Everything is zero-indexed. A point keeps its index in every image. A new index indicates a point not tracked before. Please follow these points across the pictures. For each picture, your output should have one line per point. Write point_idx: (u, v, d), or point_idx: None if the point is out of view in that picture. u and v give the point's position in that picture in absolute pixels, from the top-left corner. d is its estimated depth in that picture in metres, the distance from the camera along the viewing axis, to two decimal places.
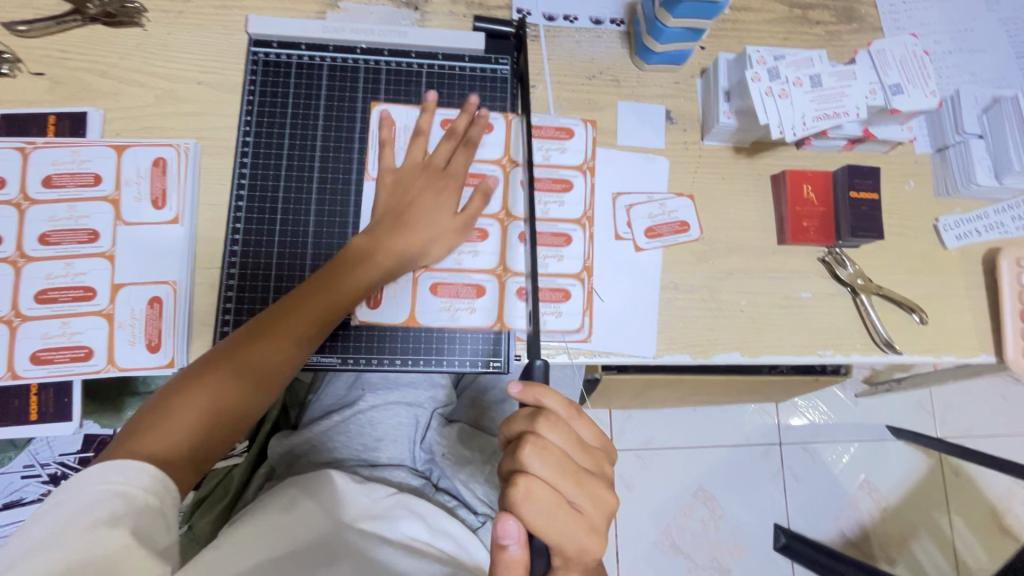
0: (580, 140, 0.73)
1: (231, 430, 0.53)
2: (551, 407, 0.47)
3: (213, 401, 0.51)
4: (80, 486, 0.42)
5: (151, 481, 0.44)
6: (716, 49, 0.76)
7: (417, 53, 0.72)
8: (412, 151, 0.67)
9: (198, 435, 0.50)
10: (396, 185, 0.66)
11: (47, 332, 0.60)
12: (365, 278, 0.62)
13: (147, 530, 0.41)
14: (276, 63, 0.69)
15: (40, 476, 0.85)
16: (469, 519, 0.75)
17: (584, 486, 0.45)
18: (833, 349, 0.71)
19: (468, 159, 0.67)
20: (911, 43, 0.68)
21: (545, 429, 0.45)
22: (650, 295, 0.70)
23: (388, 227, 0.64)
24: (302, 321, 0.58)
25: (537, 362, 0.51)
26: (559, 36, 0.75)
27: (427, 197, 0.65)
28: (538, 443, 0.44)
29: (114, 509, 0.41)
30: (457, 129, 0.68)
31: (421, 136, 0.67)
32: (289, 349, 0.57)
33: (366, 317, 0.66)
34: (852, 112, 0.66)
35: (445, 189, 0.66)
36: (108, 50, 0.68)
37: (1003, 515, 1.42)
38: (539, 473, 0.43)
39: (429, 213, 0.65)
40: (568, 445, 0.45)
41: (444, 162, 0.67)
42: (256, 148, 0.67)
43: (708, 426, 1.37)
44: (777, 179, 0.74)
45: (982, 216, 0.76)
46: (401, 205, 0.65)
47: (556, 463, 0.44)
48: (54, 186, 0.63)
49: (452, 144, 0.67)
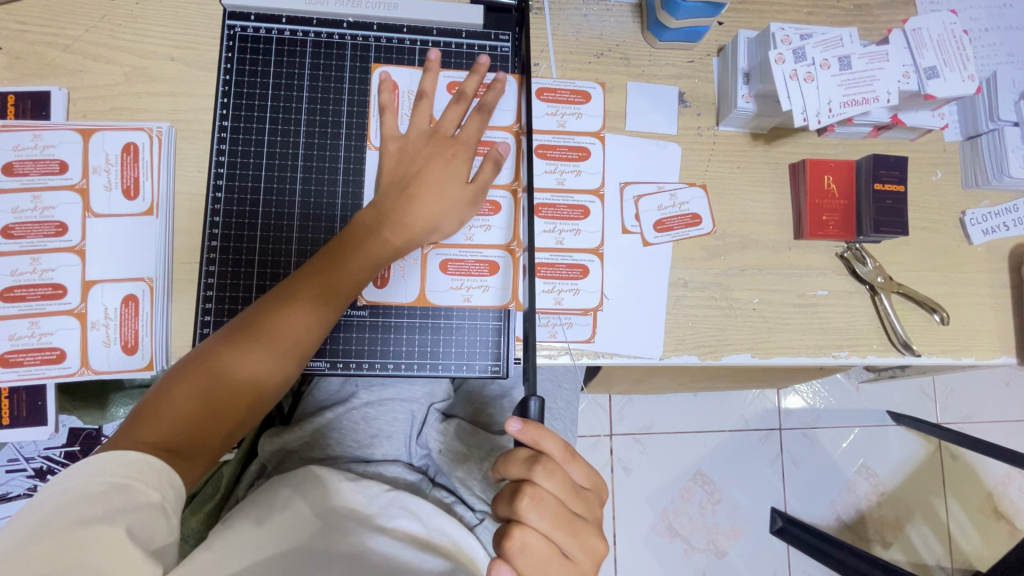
0: (596, 104, 0.68)
1: (239, 412, 0.51)
2: (550, 451, 0.46)
3: (217, 385, 0.50)
4: (78, 475, 0.41)
5: (156, 476, 0.43)
6: (735, 25, 0.70)
7: (409, 28, 0.65)
8: (419, 117, 0.62)
9: (196, 427, 0.48)
10: (400, 153, 0.60)
11: (16, 333, 0.57)
12: (371, 260, 0.57)
13: (144, 529, 0.40)
14: (255, 39, 0.63)
15: (26, 470, 0.86)
16: (467, 516, 0.71)
17: (578, 537, 0.45)
18: (847, 350, 0.68)
19: (481, 125, 0.61)
20: (950, 21, 0.62)
21: (541, 478, 0.44)
22: (659, 292, 0.66)
23: (394, 199, 0.58)
24: (302, 306, 0.53)
25: (531, 398, 0.46)
26: (565, 9, 0.69)
27: (435, 166, 0.59)
28: (534, 495, 0.44)
29: (112, 503, 0.40)
30: (467, 92, 0.62)
31: (425, 99, 0.62)
32: (298, 329, 0.53)
33: (373, 296, 0.63)
34: (883, 97, 0.61)
35: (456, 156, 0.60)
36: (69, 21, 0.62)
37: (1000, 501, 1.42)
38: (535, 525, 0.43)
39: (438, 184, 0.59)
40: (563, 493, 0.45)
41: (453, 128, 0.61)
42: (235, 132, 0.62)
43: (709, 413, 1.35)
44: (796, 169, 0.69)
45: (1011, 209, 0.71)
46: (408, 174, 0.59)
47: (551, 515, 0.44)
48: (17, 174, 0.58)
49: (462, 108, 0.62)
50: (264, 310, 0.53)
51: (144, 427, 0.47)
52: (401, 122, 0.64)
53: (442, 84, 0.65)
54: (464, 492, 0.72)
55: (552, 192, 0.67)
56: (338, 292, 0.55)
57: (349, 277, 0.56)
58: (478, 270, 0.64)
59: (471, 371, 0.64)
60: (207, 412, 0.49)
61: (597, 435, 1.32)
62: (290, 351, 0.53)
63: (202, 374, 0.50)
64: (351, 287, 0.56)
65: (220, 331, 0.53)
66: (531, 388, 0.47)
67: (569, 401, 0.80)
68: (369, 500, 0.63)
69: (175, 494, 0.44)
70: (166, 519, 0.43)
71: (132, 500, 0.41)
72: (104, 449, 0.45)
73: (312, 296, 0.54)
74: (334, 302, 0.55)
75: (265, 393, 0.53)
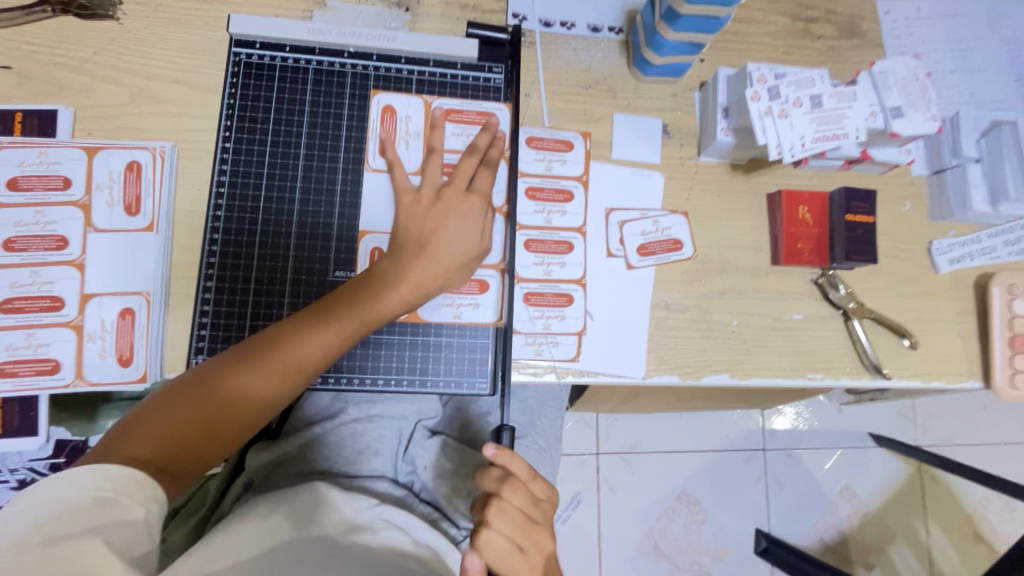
0: (579, 152, 0.71)
1: (228, 438, 0.53)
2: (513, 468, 0.53)
3: (212, 410, 0.52)
4: (60, 487, 0.42)
5: (139, 488, 0.45)
6: (716, 62, 0.74)
7: (407, 59, 0.69)
8: (435, 170, 0.63)
9: (189, 447, 0.51)
10: (418, 208, 0.61)
11: (12, 344, 0.58)
12: (380, 314, 0.58)
13: (126, 543, 0.42)
14: (259, 65, 0.66)
15: (9, 481, 0.86)
16: (452, 532, 0.72)
17: (536, 540, 0.51)
18: (822, 372, 0.71)
19: (490, 179, 0.64)
20: (913, 65, 0.67)
21: (505, 490, 0.51)
22: (642, 314, 0.69)
23: (407, 253, 0.59)
24: (309, 346, 0.55)
25: (504, 429, 0.56)
26: (556, 44, 0.72)
27: (451, 221, 0.61)
28: (500, 505, 0.51)
29: (97, 516, 0.41)
30: (480, 146, 0.65)
31: (434, 154, 0.65)
32: (299, 369, 0.55)
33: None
34: (851, 134, 0.64)
35: (470, 213, 0.62)
36: (80, 44, 0.64)
37: (978, 523, 1.45)
38: (497, 529, 0.50)
39: (452, 239, 0.61)
40: (525, 505, 0.52)
41: (466, 181, 0.63)
42: (237, 154, 0.64)
43: (694, 432, 1.37)
44: (773, 199, 0.73)
45: (976, 240, 0.75)
46: (423, 229, 0.60)
47: (515, 518, 0.51)
48: (21, 189, 0.60)
49: (475, 162, 0.64)
50: (270, 343, 0.54)
51: (136, 443, 0.48)
52: (398, 146, 0.67)
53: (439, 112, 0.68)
54: (449, 509, 0.73)
55: (540, 229, 0.69)
56: (342, 339, 0.56)
57: (356, 326, 0.57)
58: (468, 289, 0.67)
59: (459, 388, 0.66)
60: (201, 436, 0.51)
61: (584, 454, 1.33)
62: (285, 388, 0.54)
63: (202, 398, 0.52)
64: (354, 334, 0.57)
65: (224, 353, 0.55)
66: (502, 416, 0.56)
67: (555, 418, 0.82)
68: (355, 512, 0.64)
69: (157, 509, 0.46)
70: (148, 534, 0.44)
71: (116, 515, 0.42)
72: (92, 463, 0.46)
73: (318, 342, 0.55)
74: (339, 348, 0.56)
75: (257, 420, 0.55)
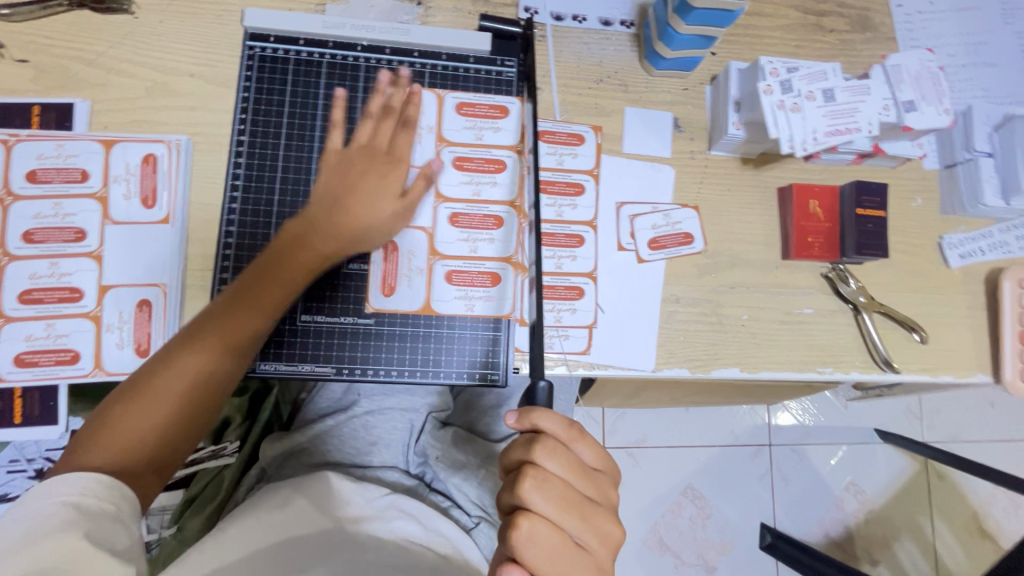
0: (590, 146, 0.71)
1: (180, 432, 0.54)
2: (551, 429, 0.46)
3: (153, 406, 0.52)
4: (35, 500, 0.43)
5: (104, 488, 0.46)
6: (727, 56, 0.74)
7: (420, 53, 0.69)
8: (358, 134, 0.64)
9: (141, 442, 0.51)
10: (337, 167, 0.62)
11: (32, 334, 0.59)
12: (300, 271, 0.59)
13: (104, 535, 0.43)
14: (273, 58, 0.66)
15: (27, 471, 0.87)
16: (463, 519, 0.72)
17: (585, 520, 0.45)
18: (831, 366, 0.71)
19: (410, 140, 0.65)
20: (927, 58, 0.66)
21: (544, 457, 0.45)
22: (652, 307, 0.69)
23: (324, 212, 0.61)
24: (232, 320, 0.56)
25: (541, 382, 0.49)
26: (567, 37, 0.72)
27: (368, 180, 0.62)
28: (537, 476, 0.44)
29: (68, 517, 0.43)
30: (394, 106, 0.65)
31: (370, 120, 0.65)
32: (233, 347, 0.56)
33: (380, 304, 0.65)
34: (864, 128, 0.64)
35: (391, 173, 0.63)
36: (96, 38, 0.65)
37: (984, 519, 1.45)
38: (541, 510, 0.43)
39: (371, 196, 0.62)
40: (569, 474, 0.45)
41: (387, 143, 0.64)
42: (252, 148, 0.65)
43: (700, 426, 1.38)
44: (783, 193, 0.73)
45: (987, 234, 0.75)
46: (342, 188, 0.61)
47: (557, 498, 0.44)
48: (39, 181, 0.61)
49: (392, 124, 0.65)
50: (195, 326, 0.55)
51: (92, 452, 0.49)
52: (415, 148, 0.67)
53: (451, 106, 0.69)
54: (459, 497, 0.74)
55: (551, 223, 0.70)
56: (266, 306, 0.58)
57: (276, 290, 0.58)
58: (480, 283, 0.67)
59: (471, 379, 0.66)
60: (152, 432, 0.52)
61: None
62: (229, 367, 0.56)
63: (140, 393, 0.52)
64: (277, 300, 0.58)
65: (163, 349, 0.55)
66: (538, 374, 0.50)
67: (564, 411, 0.83)
68: (366, 501, 0.64)
69: (127, 504, 0.47)
70: (125, 528, 0.45)
71: (89, 515, 0.44)
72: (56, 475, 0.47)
73: (243, 315, 0.56)
74: (268, 310, 0.58)
75: (208, 406, 0.56)
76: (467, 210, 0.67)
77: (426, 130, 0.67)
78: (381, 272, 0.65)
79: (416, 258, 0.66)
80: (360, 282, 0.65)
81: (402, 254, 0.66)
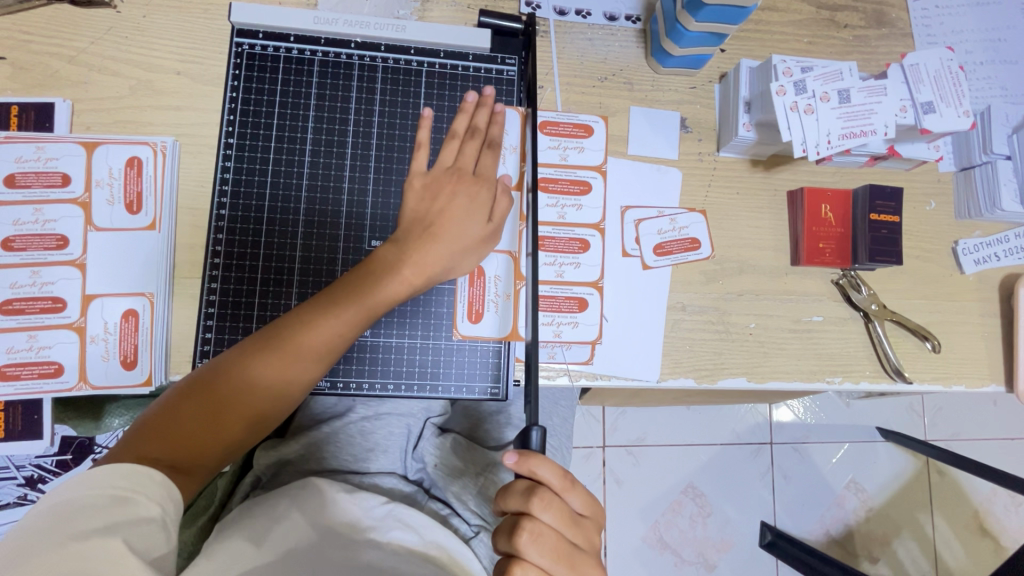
0: (598, 138, 0.69)
1: (230, 438, 0.51)
2: (546, 479, 0.43)
3: (215, 406, 0.50)
4: (78, 487, 0.41)
5: (157, 488, 0.44)
6: (737, 52, 0.71)
7: (417, 50, 0.66)
8: (443, 154, 0.62)
9: (194, 446, 0.49)
10: (424, 190, 0.60)
11: (14, 346, 0.57)
12: (382, 299, 0.55)
13: (142, 540, 0.40)
14: (262, 56, 0.63)
15: (16, 478, 0.86)
16: (462, 528, 0.70)
17: (577, 569, 0.43)
18: (841, 376, 0.69)
19: (496, 160, 0.62)
20: (946, 57, 0.63)
21: (540, 510, 0.42)
22: (658, 316, 0.67)
23: (411, 235, 0.58)
24: (309, 333, 0.52)
25: (533, 428, 0.43)
26: (571, 33, 0.69)
27: (456, 204, 0.59)
28: (533, 530, 0.42)
29: (113, 515, 0.41)
30: (479, 126, 0.63)
31: (455, 139, 0.62)
32: (302, 364, 0.52)
33: (468, 331, 0.64)
34: (880, 130, 0.62)
35: (478, 195, 0.60)
36: (76, 33, 0.62)
37: (985, 518, 1.44)
38: (534, 561, 0.41)
39: (458, 221, 0.58)
40: (562, 524, 0.43)
41: (473, 165, 0.61)
42: (240, 151, 0.62)
43: (702, 426, 1.36)
44: (794, 197, 0.70)
45: (1003, 239, 0.73)
46: (431, 210, 0.59)
47: (551, 551, 0.42)
48: (19, 186, 0.58)
49: (478, 144, 0.62)
50: (272, 337, 0.52)
51: (145, 443, 0.47)
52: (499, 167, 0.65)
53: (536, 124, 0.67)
54: (458, 506, 0.72)
55: (554, 225, 0.67)
56: (348, 327, 0.54)
57: (359, 314, 0.54)
58: (562, 307, 0.66)
59: (470, 393, 0.64)
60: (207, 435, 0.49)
61: (590, 447, 1.32)
62: (296, 381, 0.53)
63: (211, 392, 0.50)
64: (360, 321, 0.54)
65: (236, 346, 0.53)
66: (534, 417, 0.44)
67: (566, 418, 0.81)
68: (364, 512, 0.63)
69: (174, 508, 0.45)
70: (165, 531, 0.43)
71: (133, 512, 0.42)
72: (104, 463, 0.45)
73: (320, 331, 0.53)
74: (349, 332, 0.54)
75: (267, 416, 0.53)
76: (554, 232, 0.67)
77: (510, 149, 0.65)
78: (467, 298, 0.64)
79: (503, 283, 0.64)
80: (448, 307, 0.64)
81: (487, 278, 0.64)
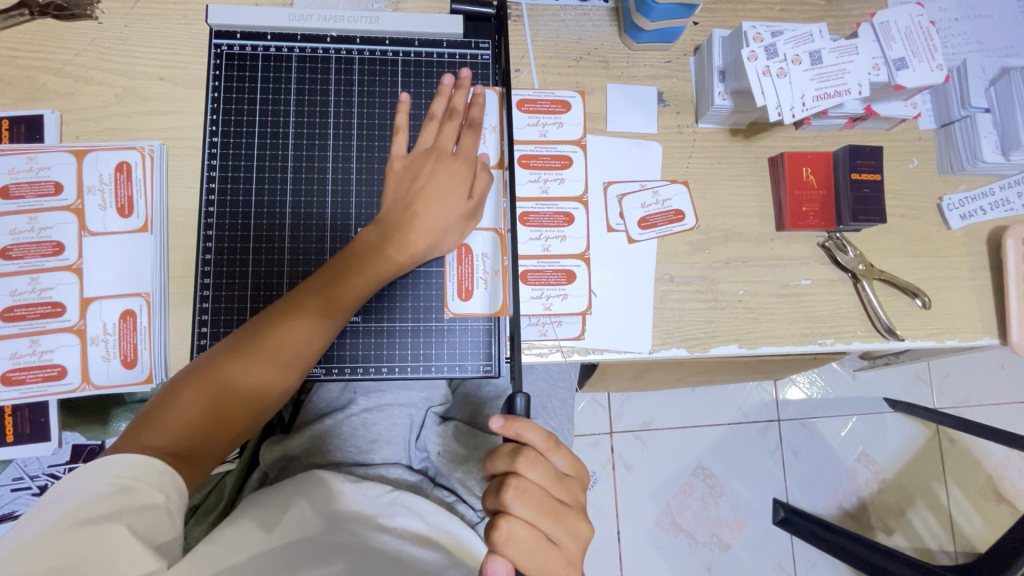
0: (576, 113, 0.70)
1: (235, 424, 0.52)
2: (531, 441, 0.44)
3: (215, 394, 0.51)
4: (82, 478, 0.42)
5: (158, 476, 0.45)
6: (710, 24, 0.72)
7: (391, 40, 0.67)
8: (423, 137, 0.62)
9: (201, 433, 0.50)
10: (404, 173, 0.61)
11: (17, 351, 0.58)
12: (370, 280, 0.57)
13: (147, 528, 0.42)
14: (241, 56, 0.65)
15: (30, 488, 0.88)
16: (468, 515, 0.72)
17: (563, 522, 0.43)
18: (833, 338, 0.69)
19: (476, 140, 0.63)
20: (916, 13, 0.64)
21: (524, 468, 0.43)
22: (647, 287, 0.68)
23: (395, 217, 0.59)
24: (305, 312, 0.54)
25: (518, 395, 0.44)
26: (544, 16, 0.70)
27: (436, 183, 0.59)
28: (519, 486, 0.43)
29: (117, 504, 0.42)
30: (456, 108, 0.64)
31: (433, 121, 0.63)
32: (298, 346, 0.54)
33: (459, 309, 0.65)
34: (854, 89, 0.62)
35: (457, 172, 0.60)
36: (60, 46, 0.64)
37: (999, 483, 1.43)
38: (521, 515, 0.42)
39: (438, 198, 0.59)
40: (548, 482, 0.44)
41: (452, 145, 0.62)
42: (225, 149, 0.63)
43: (707, 405, 1.37)
44: (775, 162, 0.71)
45: (988, 193, 0.73)
46: (410, 191, 0.60)
47: (537, 505, 0.42)
48: (13, 197, 0.60)
49: (457, 125, 0.63)
50: (265, 322, 0.54)
51: (148, 433, 0.48)
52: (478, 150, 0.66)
53: (512, 103, 0.68)
54: (464, 492, 0.73)
55: (537, 200, 0.68)
56: (339, 307, 0.55)
57: (349, 294, 0.56)
58: (551, 280, 0.67)
59: (463, 371, 0.65)
60: (211, 422, 0.50)
61: (598, 434, 1.33)
62: (294, 365, 0.54)
63: (210, 381, 0.51)
64: (352, 300, 0.56)
65: (230, 336, 0.54)
66: (517, 384, 0.45)
67: (565, 399, 0.82)
68: (370, 501, 0.64)
69: (178, 494, 0.46)
70: (170, 517, 0.44)
71: (136, 501, 0.43)
72: (107, 454, 0.46)
73: (310, 313, 0.54)
74: (340, 311, 0.56)
75: (268, 402, 0.54)
76: (537, 207, 0.68)
77: (489, 129, 0.66)
78: (456, 276, 0.65)
79: (490, 260, 0.65)
80: (438, 285, 0.65)
81: (474, 256, 0.65)
